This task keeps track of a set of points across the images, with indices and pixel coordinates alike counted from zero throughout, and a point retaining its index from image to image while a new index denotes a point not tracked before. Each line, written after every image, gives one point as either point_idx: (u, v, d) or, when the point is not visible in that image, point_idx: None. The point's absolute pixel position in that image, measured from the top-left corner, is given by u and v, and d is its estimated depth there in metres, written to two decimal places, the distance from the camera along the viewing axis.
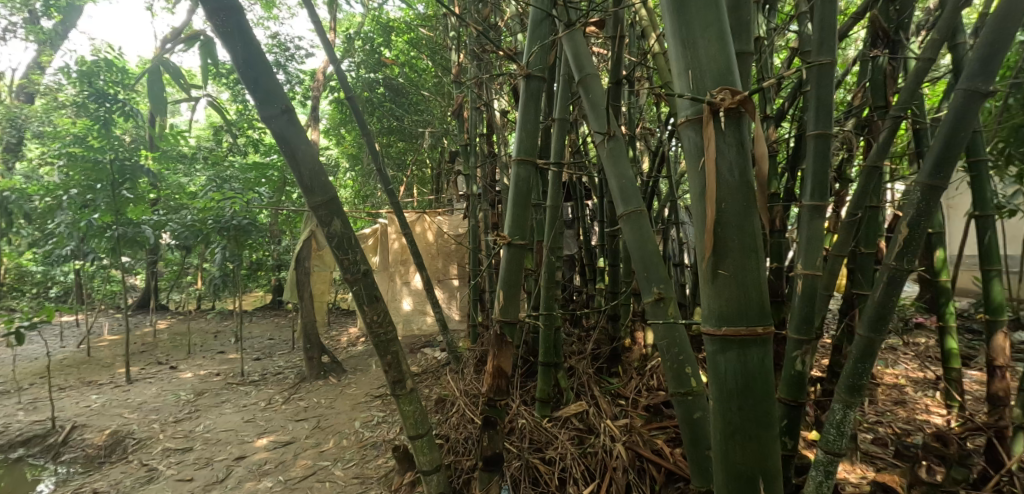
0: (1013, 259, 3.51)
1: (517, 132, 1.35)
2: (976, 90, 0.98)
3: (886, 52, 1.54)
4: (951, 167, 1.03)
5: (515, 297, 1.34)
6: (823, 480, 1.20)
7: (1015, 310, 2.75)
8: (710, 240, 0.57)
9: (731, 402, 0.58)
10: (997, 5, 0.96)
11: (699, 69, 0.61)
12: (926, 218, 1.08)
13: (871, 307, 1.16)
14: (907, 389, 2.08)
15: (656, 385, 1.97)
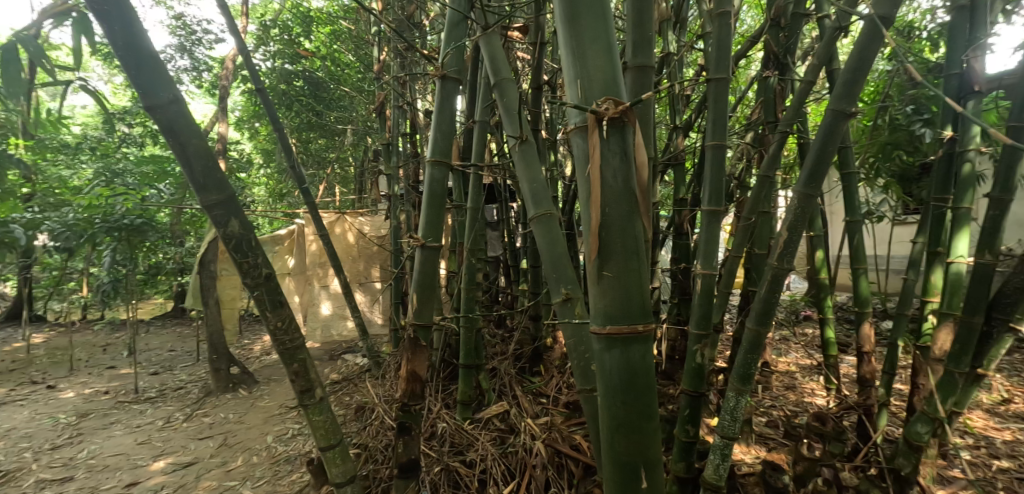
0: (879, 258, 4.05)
1: (432, 132, 1.34)
2: (841, 111, 1.11)
3: (776, 73, 1.71)
4: (822, 179, 1.15)
5: (431, 300, 1.32)
6: (720, 463, 1.30)
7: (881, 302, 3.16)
8: (595, 243, 0.60)
9: (616, 397, 0.60)
10: (857, 38, 1.09)
11: (588, 79, 0.63)
12: (803, 222, 1.19)
13: (758, 303, 1.26)
14: (797, 374, 2.32)
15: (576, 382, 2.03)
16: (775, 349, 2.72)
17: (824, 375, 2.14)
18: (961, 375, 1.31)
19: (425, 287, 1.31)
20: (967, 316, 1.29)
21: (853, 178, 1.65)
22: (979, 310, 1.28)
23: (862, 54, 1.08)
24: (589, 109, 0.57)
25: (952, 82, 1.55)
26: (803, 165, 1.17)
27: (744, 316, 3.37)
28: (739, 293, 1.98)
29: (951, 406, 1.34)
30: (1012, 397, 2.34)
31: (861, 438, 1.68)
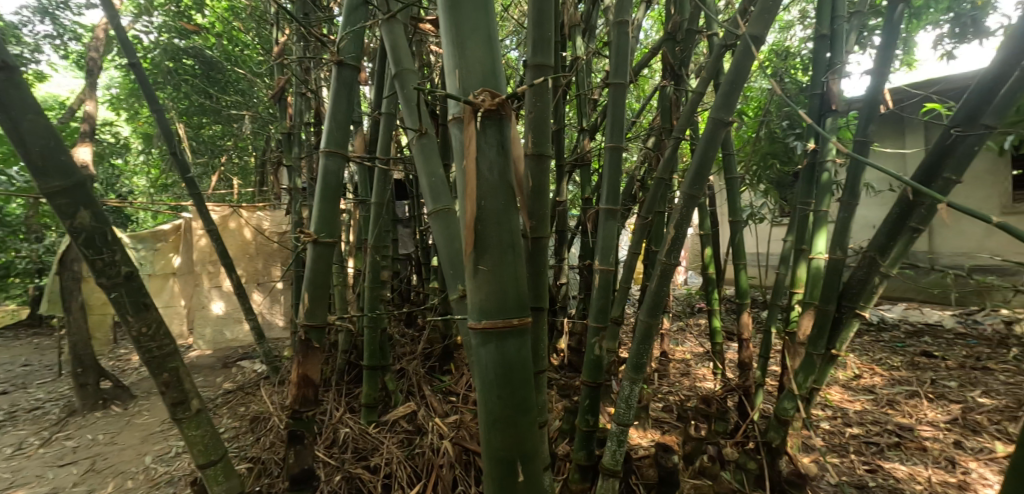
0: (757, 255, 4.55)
1: (327, 121, 1.26)
2: (720, 120, 1.18)
3: (672, 83, 1.83)
4: (703, 182, 1.24)
5: (325, 298, 1.24)
6: (617, 449, 1.36)
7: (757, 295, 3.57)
8: (471, 236, 0.59)
9: (492, 391, 0.60)
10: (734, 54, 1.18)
11: (467, 69, 0.62)
12: (686, 220, 1.25)
13: (649, 296, 1.29)
14: (691, 361, 2.51)
15: None
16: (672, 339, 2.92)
17: (712, 361, 2.34)
18: (818, 357, 1.48)
19: (318, 286, 1.23)
20: (822, 304, 1.47)
21: (735, 182, 1.79)
22: (831, 300, 1.46)
23: (738, 68, 1.17)
24: (464, 99, 0.56)
25: (816, 101, 1.75)
26: (688, 168, 1.25)
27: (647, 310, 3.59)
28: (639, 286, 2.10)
29: (810, 384, 1.51)
30: (860, 373, 2.73)
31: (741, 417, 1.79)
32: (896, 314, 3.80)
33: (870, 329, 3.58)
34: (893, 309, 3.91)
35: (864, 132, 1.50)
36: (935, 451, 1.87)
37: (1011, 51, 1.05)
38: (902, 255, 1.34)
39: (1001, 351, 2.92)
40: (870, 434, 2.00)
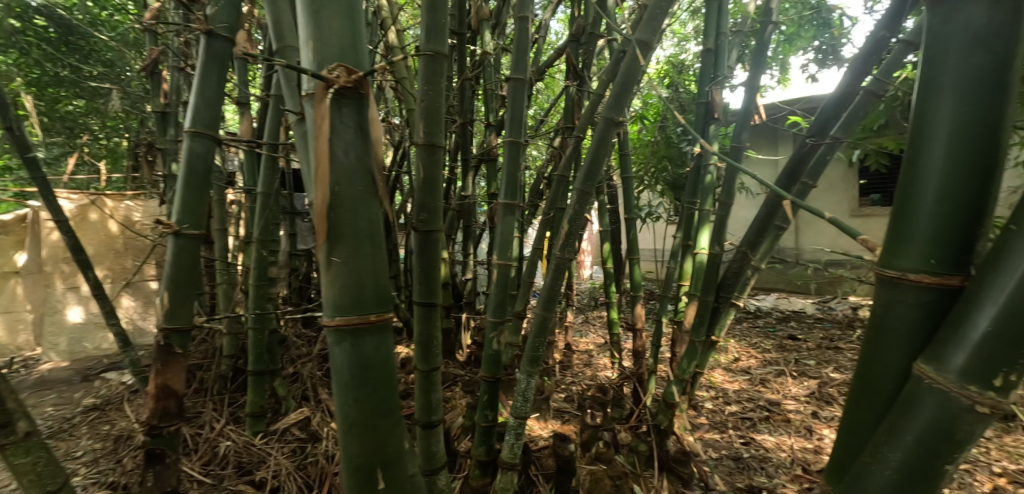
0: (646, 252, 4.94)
1: (192, 97, 1.13)
2: (612, 119, 1.15)
3: (575, 84, 1.87)
4: (596, 179, 1.19)
5: (188, 300, 1.15)
6: (515, 442, 1.36)
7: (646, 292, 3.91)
8: (323, 225, 0.55)
9: (347, 394, 0.56)
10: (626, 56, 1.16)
11: (322, 40, 0.57)
12: (582, 215, 1.21)
13: (542, 291, 1.27)
14: (593, 352, 2.62)
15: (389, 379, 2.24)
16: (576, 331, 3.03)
17: (612, 351, 2.45)
18: (700, 343, 1.53)
19: (181, 285, 1.14)
20: (702, 295, 1.52)
21: (630, 182, 1.75)
22: (710, 290, 1.51)
23: (629, 71, 1.15)
24: (313, 73, 0.52)
25: (701, 109, 1.83)
26: (582, 165, 1.20)
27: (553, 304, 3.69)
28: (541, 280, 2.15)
29: (693, 368, 1.57)
30: (739, 356, 3.03)
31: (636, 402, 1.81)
32: (770, 303, 4.29)
33: (748, 316, 4.01)
34: (767, 299, 4.41)
35: (739, 139, 1.62)
36: (797, 421, 2.13)
37: (855, 73, 1.20)
38: (769, 249, 1.37)
39: (848, 333, 3.41)
40: (746, 410, 2.23)
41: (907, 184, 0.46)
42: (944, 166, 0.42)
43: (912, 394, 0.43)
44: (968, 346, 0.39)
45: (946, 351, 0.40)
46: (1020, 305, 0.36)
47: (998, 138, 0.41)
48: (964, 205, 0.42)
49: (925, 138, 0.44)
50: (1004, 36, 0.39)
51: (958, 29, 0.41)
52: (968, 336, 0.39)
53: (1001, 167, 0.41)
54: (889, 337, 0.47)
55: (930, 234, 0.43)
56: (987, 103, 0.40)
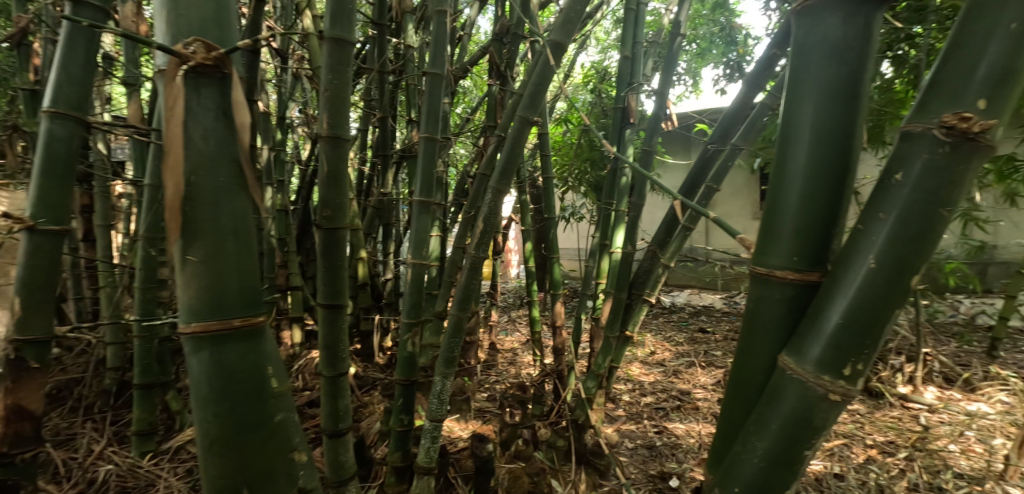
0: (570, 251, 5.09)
1: (51, 71, 0.97)
2: (526, 119, 1.13)
3: (499, 83, 1.85)
4: (511, 178, 1.16)
5: (46, 307, 1.01)
6: (430, 446, 1.33)
7: (569, 291, 4.04)
8: (176, 219, 0.49)
9: (206, 409, 0.52)
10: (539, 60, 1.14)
11: (179, 11, 0.51)
12: (496, 214, 1.18)
13: (458, 290, 1.24)
14: (518, 349, 2.63)
15: (300, 386, 2.20)
16: (500, 328, 3.03)
17: (535, 348, 2.48)
18: (614, 338, 1.53)
19: (35, 288, 0.99)
20: (616, 292, 1.51)
21: (551, 183, 1.75)
22: (623, 287, 1.51)
23: (542, 74, 1.13)
24: (161, 46, 0.47)
25: (618, 113, 1.78)
26: (496, 163, 1.17)
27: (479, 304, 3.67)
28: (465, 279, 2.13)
29: (608, 362, 1.57)
30: (654, 349, 3.21)
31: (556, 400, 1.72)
32: (683, 299, 4.59)
33: (664, 311, 4.26)
34: (680, 295, 4.72)
35: (650, 142, 1.64)
36: (704, 408, 2.27)
37: (753, 82, 1.22)
38: (678, 249, 1.37)
39: None
40: (659, 401, 2.35)
41: (774, 183, 0.46)
42: (807, 166, 0.43)
43: (775, 385, 0.41)
44: (825, 339, 0.38)
45: (806, 344, 0.40)
46: (866, 300, 0.37)
47: (850, 144, 0.42)
48: (824, 205, 0.42)
49: (789, 140, 0.44)
50: (854, 51, 0.41)
51: (816, 40, 0.43)
52: (822, 329, 0.39)
53: (852, 172, 0.43)
54: (759, 331, 0.45)
55: (794, 231, 0.43)
56: (841, 109, 0.42)
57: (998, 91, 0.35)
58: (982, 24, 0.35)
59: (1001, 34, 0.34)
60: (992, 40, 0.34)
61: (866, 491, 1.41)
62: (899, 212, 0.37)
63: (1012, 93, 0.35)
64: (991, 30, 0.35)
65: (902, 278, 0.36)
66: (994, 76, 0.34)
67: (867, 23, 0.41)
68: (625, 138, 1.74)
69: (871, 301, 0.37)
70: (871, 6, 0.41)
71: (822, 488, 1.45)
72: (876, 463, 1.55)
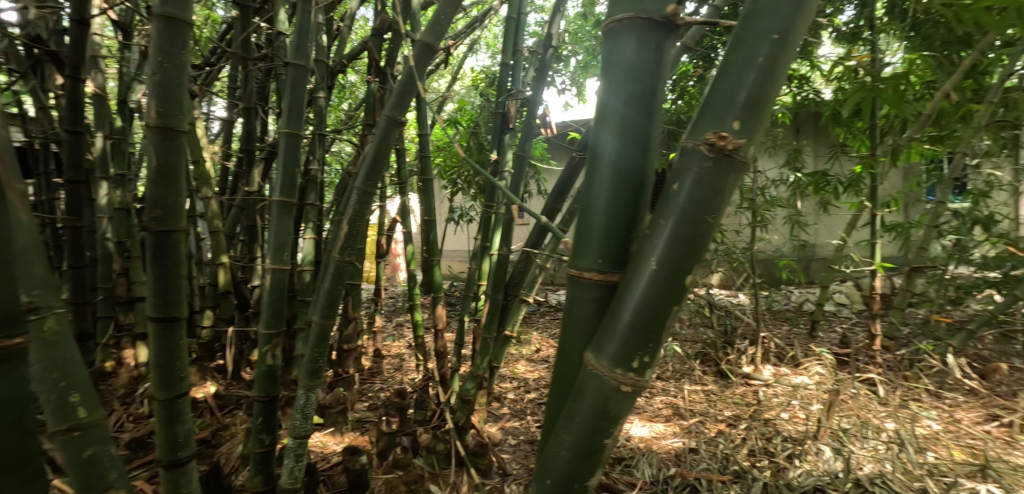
0: (461, 252, 5.07)
1: None
2: (393, 121, 1.09)
3: (378, 80, 1.77)
4: (378, 178, 1.12)
5: None
6: (294, 465, 1.23)
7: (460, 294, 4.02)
8: None
9: None
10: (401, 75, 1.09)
11: None
12: (362, 217, 1.14)
13: (322, 297, 1.18)
14: (402, 353, 2.55)
15: (144, 412, 1.90)
16: (386, 334, 2.92)
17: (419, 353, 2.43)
18: (492, 339, 1.55)
19: None
20: (492, 294, 1.53)
21: (430, 186, 1.73)
22: (499, 289, 1.53)
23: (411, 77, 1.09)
24: None
25: (497, 119, 1.81)
26: (362, 162, 1.12)
27: (364, 309, 3.49)
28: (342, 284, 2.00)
29: (487, 363, 1.58)
30: (540, 347, 3.33)
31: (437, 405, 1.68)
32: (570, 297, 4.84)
33: (552, 309, 4.44)
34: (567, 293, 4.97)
35: (526, 148, 1.69)
36: None
37: None
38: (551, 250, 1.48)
39: None
40: (541, 396, 2.44)
41: (587, 191, 0.48)
42: (611, 175, 0.46)
43: (581, 383, 0.43)
44: (619, 334, 0.41)
45: (604, 342, 0.42)
46: (650, 299, 0.40)
47: (646, 156, 0.46)
48: (625, 210, 0.46)
49: (597, 149, 0.47)
50: (647, 70, 0.45)
51: (618, 59, 0.46)
52: (617, 327, 0.42)
53: (647, 181, 0.47)
54: (572, 328, 0.47)
55: (601, 236, 0.46)
56: (637, 123, 0.45)
57: (751, 113, 0.40)
58: (739, 57, 0.41)
59: (751, 68, 0.40)
60: (744, 71, 0.40)
61: (715, 461, 1.58)
62: (675, 217, 0.40)
63: (761, 117, 0.41)
64: (746, 62, 0.40)
65: (679, 277, 0.40)
66: (748, 101, 0.40)
67: (659, 48, 0.45)
68: (505, 142, 1.77)
69: (653, 301, 0.40)
70: (662, 32, 0.45)
71: (680, 463, 1.61)
72: (724, 435, 1.73)
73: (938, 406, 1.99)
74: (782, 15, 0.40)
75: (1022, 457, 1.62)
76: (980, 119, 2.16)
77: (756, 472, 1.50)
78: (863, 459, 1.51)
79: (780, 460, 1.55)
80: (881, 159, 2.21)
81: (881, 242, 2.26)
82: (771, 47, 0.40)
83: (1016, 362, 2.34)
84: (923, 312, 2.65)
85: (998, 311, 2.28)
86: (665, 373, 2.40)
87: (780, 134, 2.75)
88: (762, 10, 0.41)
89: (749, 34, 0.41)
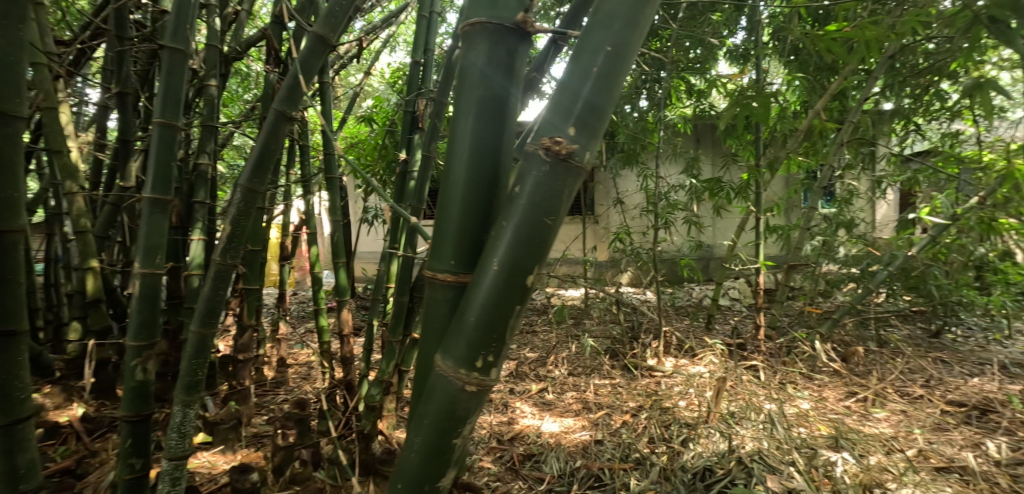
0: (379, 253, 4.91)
1: None
2: (284, 113, 1.02)
3: (277, 70, 1.66)
4: (266, 175, 1.05)
5: None
6: (170, 490, 1.13)
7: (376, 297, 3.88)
8: None
9: None
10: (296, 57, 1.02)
11: None
12: (245, 218, 1.07)
13: (200, 304, 1.09)
14: (308, 361, 2.42)
15: None
16: (294, 342, 2.75)
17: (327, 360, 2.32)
18: (398, 342, 1.51)
19: None
20: (398, 297, 1.50)
21: (335, 185, 1.66)
22: (405, 292, 1.50)
23: (307, 64, 1.02)
24: None
25: (408, 117, 1.76)
26: (246, 157, 1.03)
27: (269, 315, 3.26)
28: (237, 289, 1.86)
29: (394, 367, 1.54)
30: None
31: (340, 414, 1.61)
32: None
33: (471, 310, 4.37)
34: None
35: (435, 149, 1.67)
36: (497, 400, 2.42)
37: None
38: None
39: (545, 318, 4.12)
40: None
41: (445, 192, 0.48)
42: (466, 175, 0.46)
43: (433, 385, 0.43)
44: (465, 336, 0.42)
45: (452, 344, 0.42)
46: (492, 300, 0.41)
47: (500, 160, 0.47)
48: (479, 211, 0.46)
49: (453, 150, 0.48)
50: (499, 74, 0.46)
51: (472, 60, 0.47)
52: (463, 329, 0.42)
53: (501, 182, 0.48)
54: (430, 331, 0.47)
55: (455, 238, 0.46)
56: (490, 125, 0.46)
57: (587, 121, 0.42)
58: (578, 65, 0.42)
59: (587, 76, 0.42)
60: (582, 80, 0.42)
61: (618, 450, 1.66)
62: (516, 219, 0.41)
63: (598, 126, 0.43)
64: (584, 71, 0.42)
65: (519, 278, 0.41)
66: (584, 109, 0.41)
67: (510, 54, 0.47)
68: (414, 141, 1.73)
69: (496, 301, 0.41)
70: (513, 38, 0.46)
71: (586, 455, 1.67)
72: (627, 425, 1.84)
73: (809, 386, 2.25)
74: (616, 30, 0.43)
75: (872, 426, 1.87)
76: (841, 135, 2.48)
77: (654, 457, 1.59)
78: (746, 438, 1.65)
79: (675, 444, 1.66)
80: (764, 169, 2.46)
81: (763, 243, 2.52)
82: (605, 59, 0.42)
83: (869, 346, 2.72)
84: (799, 304, 2.99)
85: (856, 302, 2.64)
86: (577, 369, 2.50)
87: (679, 143, 2.97)
88: (599, 21, 0.43)
89: (588, 45, 0.43)
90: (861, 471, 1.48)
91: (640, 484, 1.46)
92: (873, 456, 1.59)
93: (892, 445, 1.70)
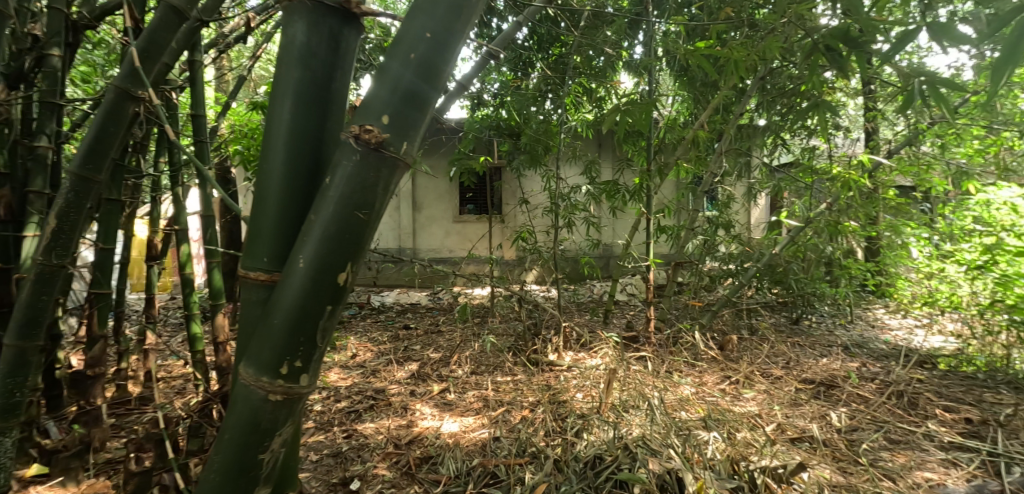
0: None
1: None
2: (126, 91, 0.84)
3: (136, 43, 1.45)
4: (103, 161, 0.89)
5: None
6: None
7: None
8: None
9: None
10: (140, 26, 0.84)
11: None
12: (77, 211, 0.93)
13: (17, 312, 0.93)
14: (183, 372, 2.17)
15: None
16: (167, 352, 2.46)
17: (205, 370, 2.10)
18: None
19: None
20: None
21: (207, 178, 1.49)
22: None
23: (152, 37, 0.84)
24: None
25: None
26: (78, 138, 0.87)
27: (137, 323, 2.89)
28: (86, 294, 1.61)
29: None
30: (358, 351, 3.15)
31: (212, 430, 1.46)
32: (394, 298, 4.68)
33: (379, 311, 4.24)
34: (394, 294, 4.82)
35: None
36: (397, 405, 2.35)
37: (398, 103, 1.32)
38: None
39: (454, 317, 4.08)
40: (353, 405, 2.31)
41: (261, 184, 0.44)
42: (282, 166, 0.43)
43: (240, 395, 0.40)
44: (272, 339, 0.39)
45: (261, 348, 0.39)
46: (301, 299, 0.38)
47: (322, 150, 0.45)
48: (297, 203, 0.43)
49: (270, 138, 0.44)
50: (319, 57, 0.44)
51: (289, 41, 0.44)
52: (270, 331, 0.39)
53: (325, 172, 0.45)
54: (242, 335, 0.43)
55: (271, 233, 0.43)
56: (310, 111, 0.44)
57: (405, 110, 0.41)
58: (397, 51, 0.41)
59: (407, 64, 0.41)
60: (400, 67, 0.41)
61: (515, 446, 1.69)
62: (326, 211, 0.39)
63: (420, 115, 0.43)
64: (402, 58, 0.41)
65: (330, 275, 0.39)
66: (401, 98, 0.41)
67: (332, 36, 0.45)
68: None
69: (304, 299, 0.38)
70: (334, 19, 0.44)
71: (483, 453, 1.68)
72: (525, 420, 1.88)
73: (691, 373, 2.46)
74: (437, 17, 0.42)
75: (741, 406, 2.09)
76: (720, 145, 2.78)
77: (549, 450, 1.64)
78: (633, 426, 1.76)
79: (569, 436, 1.73)
80: (656, 173, 2.65)
81: (653, 242, 2.72)
82: (425, 46, 0.42)
83: (742, 334, 3.04)
84: (685, 299, 3.27)
85: (730, 296, 2.95)
86: (480, 368, 2.52)
87: (579, 147, 3.10)
88: (421, 7, 0.43)
89: (408, 31, 0.42)
90: (729, 447, 1.64)
91: (533, 477, 1.49)
92: (740, 433, 1.78)
93: (755, 422, 1.91)
